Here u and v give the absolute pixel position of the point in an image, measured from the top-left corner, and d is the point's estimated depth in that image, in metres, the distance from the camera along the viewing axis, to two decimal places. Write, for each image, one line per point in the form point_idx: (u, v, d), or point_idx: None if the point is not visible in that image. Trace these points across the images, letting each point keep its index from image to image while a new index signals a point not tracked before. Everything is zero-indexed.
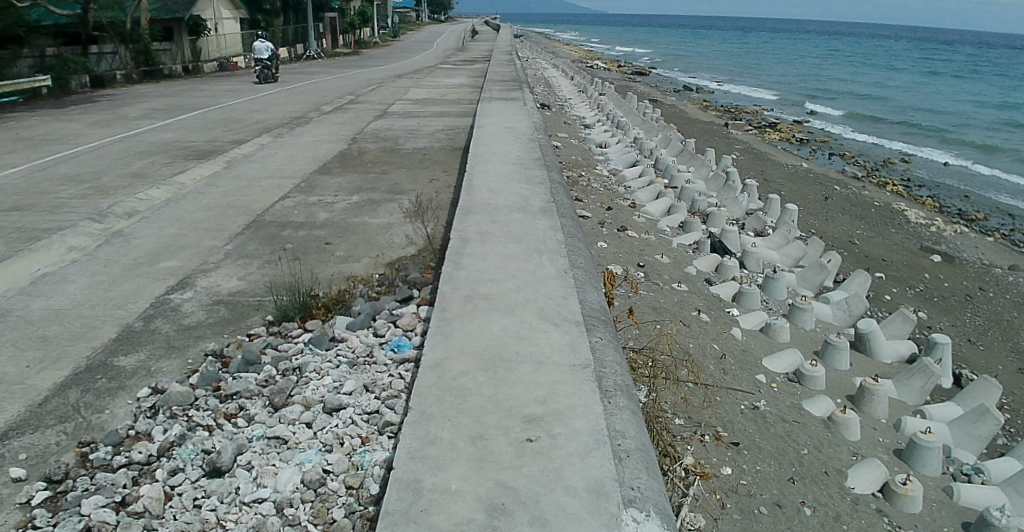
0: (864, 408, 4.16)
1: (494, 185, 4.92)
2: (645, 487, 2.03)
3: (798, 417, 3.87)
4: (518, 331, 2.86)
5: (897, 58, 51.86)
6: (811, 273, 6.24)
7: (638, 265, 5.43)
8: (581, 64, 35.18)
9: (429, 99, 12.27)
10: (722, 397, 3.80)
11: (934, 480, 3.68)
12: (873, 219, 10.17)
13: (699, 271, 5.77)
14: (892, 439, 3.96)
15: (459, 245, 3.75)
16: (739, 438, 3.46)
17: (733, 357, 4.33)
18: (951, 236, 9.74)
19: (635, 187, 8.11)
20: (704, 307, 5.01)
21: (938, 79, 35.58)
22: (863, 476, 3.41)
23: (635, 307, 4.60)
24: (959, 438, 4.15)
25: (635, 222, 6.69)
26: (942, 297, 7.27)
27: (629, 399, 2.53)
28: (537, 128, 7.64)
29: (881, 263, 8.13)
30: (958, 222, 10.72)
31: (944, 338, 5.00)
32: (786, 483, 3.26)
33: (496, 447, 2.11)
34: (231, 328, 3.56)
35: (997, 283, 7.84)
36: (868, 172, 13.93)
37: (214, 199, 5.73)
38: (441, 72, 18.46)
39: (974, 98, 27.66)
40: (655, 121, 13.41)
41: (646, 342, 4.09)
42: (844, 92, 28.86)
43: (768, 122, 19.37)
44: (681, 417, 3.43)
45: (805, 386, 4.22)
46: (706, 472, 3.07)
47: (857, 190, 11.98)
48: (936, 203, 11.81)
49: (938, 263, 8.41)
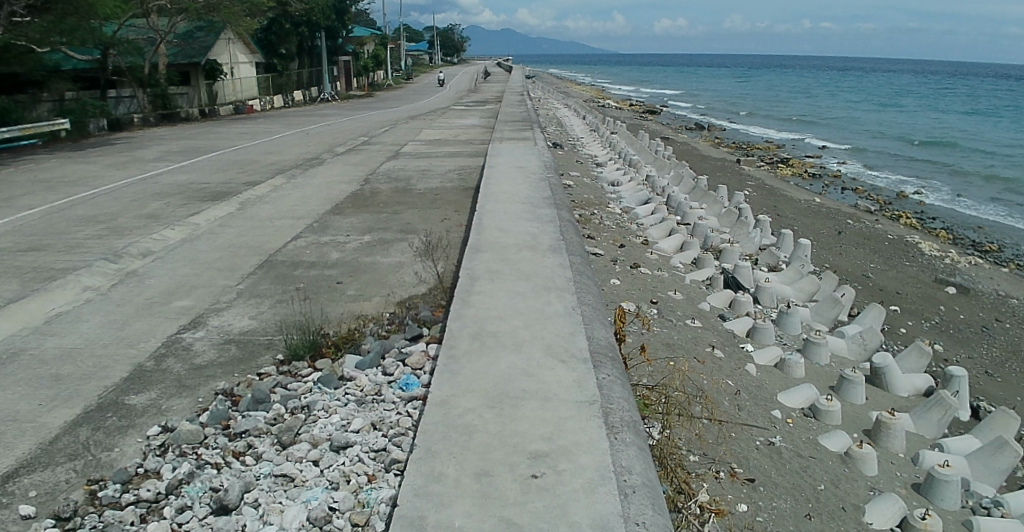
0: (881, 442, 4.05)
1: (502, 223, 4.96)
2: (651, 522, 2.01)
3: (814, 453, 3.78)
4: (526, 368, 2.86)
5: (909, 92, 52.20)
6: (825, 307, 6.14)
7: (651, 301, 5.40)
8: (591, 103, 35.76)
9: (441, 140, 12.42)
10: (737, 433, 3.73)
11: (954, 514, 3.58)
12: (887, 253, 10.07)
13: (713, 307, 5.72)
14: (909, 474, 3.86)
15: (467, 283, 3.76)
16: (755, 474, 3.40)
17: (748, 393, 4.26)
18: (965, 268, 9.62)
19: (648, 225, 8.12)
20: (719, 342, 4.96)
21: (947, 113, 35.66)
22: (881, 511, 3.35)
23: (647, 343, 4.54)
24: (978, 471, 4.04)
25: (647, 258, 6.68)
26: (958, 329, 7.13)
27: (635, 435, 2.52)
28: (547, 167, 7.70)
29: (897, 296, 8.04)
30: (972, 253, 10.61)
31: (958, 369, 4.92)
32: (802, 519, 3.20)
33: (501, 484, 2.10)
34: (241, 367, 3.58)
35: (1014, 314, 7.71)
36: (881, 205, 13.87)
37: (229, 239, 5.83)
38: (454, 113, 18.77)
39: (987, 131, 27.60)
40: (667, 159, 13.48)
41: (660, 378, 3.99)
42: (856, 127, 28.91)
43: (779, 158, 19.41)
44: (695, 453, 3.37)
45: (820, 421, 4.13)
46: (721, 508, 3.01)
47: (870, 223, 11.91)
48: (949, 234, 11.71)
49: (953, 294, 8.30)
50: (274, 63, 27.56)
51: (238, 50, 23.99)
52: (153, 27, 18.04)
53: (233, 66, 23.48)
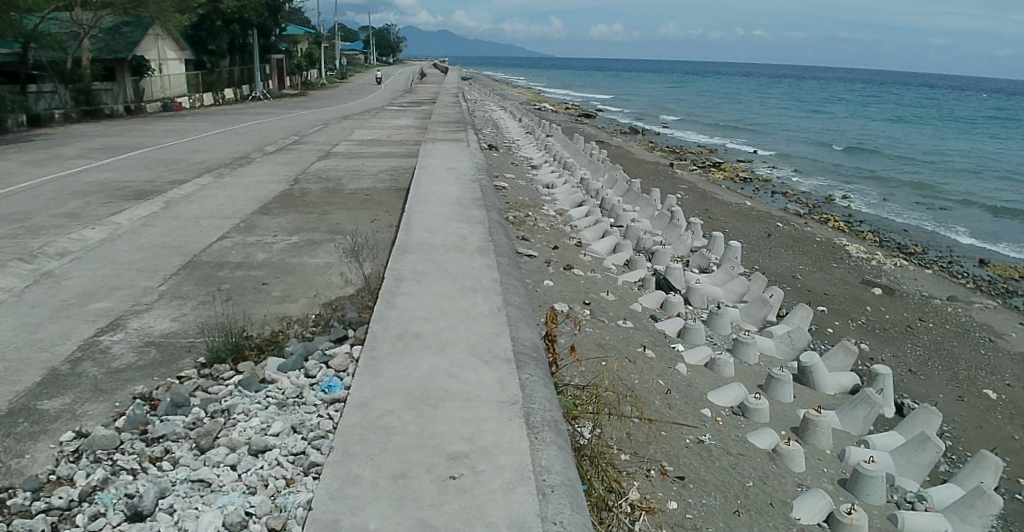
0: (808, 439, 4.16)
1: (431, 224, 4.93)
2: (569, 521, 2.02)
3: (743, 450, 3.86)
4: (448, 369, 2.85)
5: (842, 100, 54.48)
6: (754, 307, 6.28)
7: (583, 302, 5.45)
8: (528, 106, 36.13)
9: (372, 141, 12.31)
10: (667, 431, 3.78)
11: (879, 509, 3.69)
12: (815, 254, 10.38)
13: (645, 307, 5.80)
14: (836, 469, 3.97)
15: (393, 284, 3.73)
16: (685, 472, 3.45)
17: (678, 392, 4.33)
18: (892, 269, 9.98)
19: (581, 227, 8.19)
20: (650, 342, 5.03)
21: (876, 121, 37.17)
22: (808, 507, 3.43)
23: (578, 343, 4.58)
24: (903, 466, 4.17)
25: (581, 260, 6.74)
26: (884, 328, 7.39)
27: (556, 434, 2.53)
28: (479, 168, 7.72)
29: (824, 296, 8.28)
30: (897, 255, 11.02)
31: (881, 368, 5.10)
32: (731, 515, 3.25)
33: (418, 486, 2.08)
34: (161, 370, 3.49)
35: (937, 313, 8.05)
36: (810, 208, 14.33)
37: (151, 239, 5.68)
38: (388, 113, 18.67)
39: (914, 138, 28.98)
40: (601, 161, 13.67)
41: (590, 378, 4.02)
42: (792, 133, 29.90)
43: (712, 162, 19.88)
44: (626, 452, 3.40)
45: (750, 420, 4.21)
46: (652, 506, 3.03)
47: (798, 226, 12.27)
48: (875, 237, 12.15)
49: (878, 295, 8.60)
50: (204, 61, 27.06)
51: (167, 46, 23.53)
52: (77, 20, 17.46)
53: (161, 63, 23.01)
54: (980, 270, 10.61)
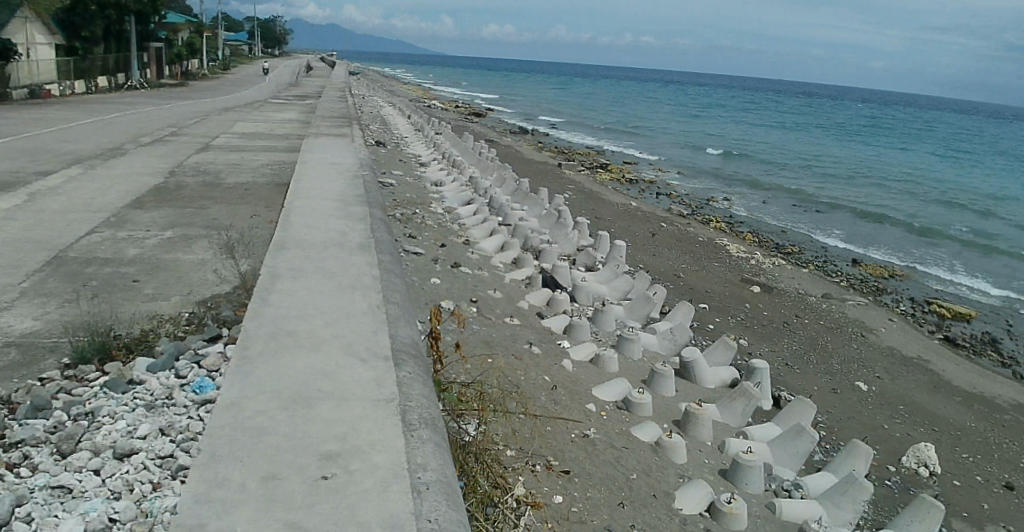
0: (690, 432, 4.38)
1: (309, 220, 4.89)
2: (442, 518, 2.09)
3: (627, 443, 4.02)
4: (324, 367, 2.85)
5: (731, 105, 57.99)
6: (638, 305, 6.53)
7: (470, 300, 5.55)
8: (419, 103, 36.13)
9: (252, 134, 11.95)
10: (552, 427, 3.90)
11: (757, 496, 3.93)
12: (696, 254, 10.87)
13: (532, 305, 5.95)
14: (716, 460, 4.19)
15: (269, 281, 3.68)
16: (570, 466, 3.57)
17: (565, 387, 4.47)
18: (770, 267, 10.60)
19: (470, 225, 8.27)
20: (537, 339, 5.16)
21: (758, 126, 39.99)
22: (690, 497, 3.61)
23: (464, 341, 4.67)
24: (780, 456, 4.45)
25: (468, 258, 6.83)
26: (763, 324, 7.94)
27: (433, 431, 2.58)
28: (361, 163, 7.71)
29: (706, 294, 8.73)
30: (776, 254, 11.74)
31: (760, 361, 5.42)
32: (616, 507, 3.38)
33: (288, 488, 2.07)
34: (21, 371, 3.32)
35: (813, 311, 8.77)
36: (692, 209, 15.02)
37: (8, 234, 5.34)
38: (270, 106, 18.20)
39: (795, 144, 31.33)
40: (488, 159, 13.85)
41: (476, 375, 4.11)
42: (686, 135, 31.66)
43: (599, 163, 20.52)
44: (513, 449, 3.48)
45: (634, 413, 4.39)
46: (538, 501, 3.13)
47: (681, 226, 12.84)
48: (754, 237, 12.89)
49: (757, 292, 9.16)
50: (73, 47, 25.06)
51: (34, 30, 21.94)
52: None
53: (29, 46, 21.55)
54: (847, 268, 11.63)
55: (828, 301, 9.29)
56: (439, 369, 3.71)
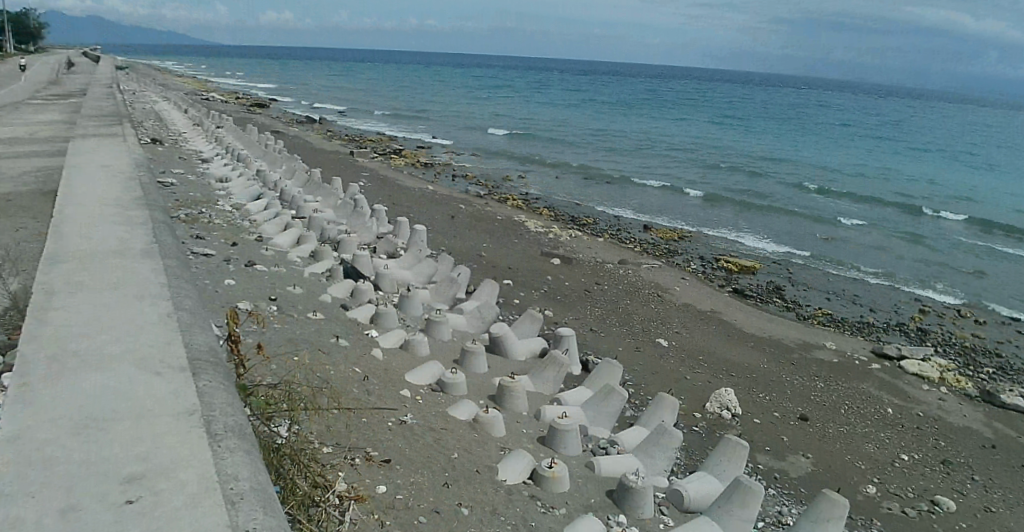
0: (505, 404, 5.22)
1: (83, 229, 4.52)
2: (262, 524, 2.06)
3: (444, 424, 4.66)
4: (116, 386, 2.66)
5: (523, 88, 65.01)
6: (444, 286, 7.77)
7: (271, 299, 6.36)
8: (201, 97, 35.16)
9: (3, 140, 10.59)
10: (368, 418, 4.42)
11: (575, 457, 4.76)
12: (499, 231, 14.50)
13: (334, 297, 6.88)
14: (535, 429, 5.04)
15: (43, 299, 3.35)
16: (389, 454, 4.07)
17: (376, 376, 5.15)
18: (568, 239, 14.60)
19: (262, 222, 9.23)
20: (343, 332, 5.97)
21: (547, 107, 46.20)
22: (512, 469, 4.24)
23: (265, 341, 5.29)
24: (595, 417, 5.41)
25: (263, 255, 7.82)
26: (568, 293, 10.97)
27: (241, 437, 2.50)
28: (141, 165, 7.21)
29: (510, 270, 11.71)
30: (574, 227, 16.22)
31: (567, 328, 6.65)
32: (441, 489, 3.90)
33: (86, 518, 1.94)
34: None
35: (611, 277, 12.16)
36: (489, 190, 19.46)
37: None
38: (24, 106, 16.42)
39: (580, 125, 37.10)
40: (276, 150, 14.21)
41: (281, 375, 4.46)
42: (485, 118, 35.97)
43: (392, 150, 24.15)
44: (331, 446, 3.91)
45: (449, 393, 5.22)
46: (363, 495, 3.56)
47: (482, 206, 16.80)
48: (550, 211, 17.33)
49: (557, 263, 12.59)
50: None
51: None
52: None
53: None
54: (646, 235, 16.31)
55: (611, 262, 13.17)
56: (242, 372, 3.67)
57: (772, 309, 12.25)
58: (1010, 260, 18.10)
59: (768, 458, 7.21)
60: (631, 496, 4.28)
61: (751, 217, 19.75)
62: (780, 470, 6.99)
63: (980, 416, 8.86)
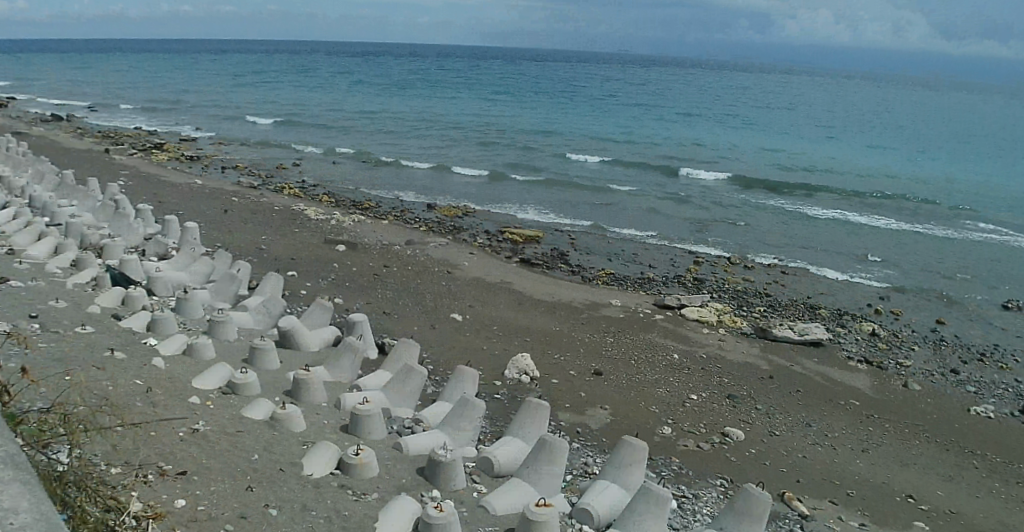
0: (302, 398, 7.56)
1: None
2: None
3: (239, 427, 6.52)
4: None
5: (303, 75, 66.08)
6: (225, 286, 9.81)
7: (32, 316, 7.67)
8: None
9: None
10: (161, 433, 6.07)
11: (379, 439, 7.00)
12: (273, 218, 18.70)
13: (108, 307, 8.43)
14: (335, 418, 7.36)
15: None
16: (187, 468, 5.64)
17: (161, 388, 6.83)
18: (350, 223, 19.34)
19: (15, 234, 10.06)
20: (121, 344, 7.57)
21: (314, 95, 50.92)
22: (324, 461, 6.03)
23: (37, 359, 6.79)
24: (395, 402, 8.03)
25: (20, 270, 8.93)
26: (350, 279, 14.77)
27: (15, 469, 2.42)
28: None
29: (295, 261, 15.24)
30: (357, 211, 21.28)
31: (359, 314, 9.86)
32: (245, 492, 5.50)
33: None
34: None
35: (390, 259, 16.62)
36: (262, 180, 24.07)
37: None
38: None
39: (342, 113, 42.03)
40: (21, 159, 14.69)
41: (64, 398, 5.73)
42: (240, 112, 40.77)
43: (155, 143, 27.84)
44: (123, 466, 5.42)
45: (241, 393, 7.16)
46: (161, 515, 4.95)
47: (256, 196, 21.01)
48: (328, 198, 22.32)
49: (341, 251, 16.71)
50: None
51: None
52: None
53: None
54: (431, 213, 22.24)
55: (419, 253, 17.57)
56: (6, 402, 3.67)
57: (562, 276, 17.60)
58: (727, 217, 24.56)
59: (569, 414, 9.84)
60: (438, 470, 6.21)
61: (537, 195, 25.93)
62: (581, 425, 9.54)
63: (731, 345, 13.36)
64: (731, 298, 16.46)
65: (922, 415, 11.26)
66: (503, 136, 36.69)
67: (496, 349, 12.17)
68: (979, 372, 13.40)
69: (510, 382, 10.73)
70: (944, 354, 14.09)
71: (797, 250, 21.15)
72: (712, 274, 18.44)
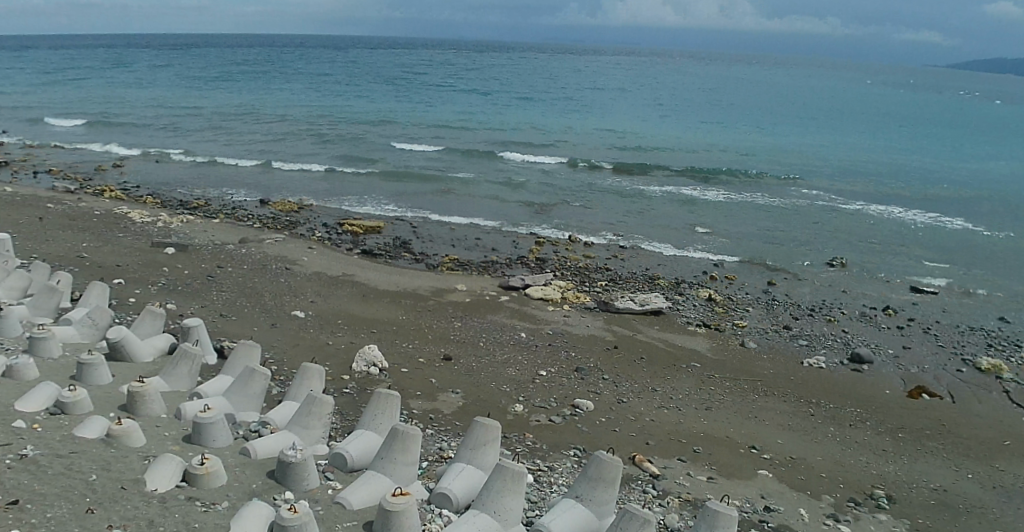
0: (143, 410, 7.34)
1: None
2: None
3: (75, 448, 6.25)
4: None
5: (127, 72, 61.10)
6: (46, 299, 9.19)
7: None
8: None
9: None
10: None
11: (226, 447, 7.00)
12: (97, 222, 17.52)
13: None
14: (178, 429, 7.22)
15: None
16: (17, 497, 5.36)
17: None
18: (182, 224, 18.27)
19: None
20: None
21: (138, 90, 47.81)
22: (168, 475, 5.94)
23: None
24: (240, 405, 8.00)
25: None
26: (188, 282, 14.04)
27: None
28: None
29: (122, 268, 14.16)
30: (188, 211, 20.04)
31: (195, 320, 9.53)
32: (86, 514, 5.32)
33: None
34: None
35: (227, 257, 15.98)
36: (80, 183, 22.19)
37: None
38: None
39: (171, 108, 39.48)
40: None
41: None
42: (49, 112, 37.12)
43: None
44: None
45: (72, 411, 6.80)
46: None
47: (73, 202, 19.23)
48: (155, 200, 20.89)
49: (171, 252, 15.76)
50: None
51: None
52: None
53: None
54: (264, 208, 21.51)
55: (255, 249, 17.00)
56: None
57: (405, 265, 17.89)
58: (566, 198, 26.22)
59: (420, 402, 10.28)
60: (291, 471, 6.37)
61: (381, 186, 26.03)
62: (433, 411, 10.00)
63: (573, 320, 14.52)
64: (574, 276, 17.70)
65: (761, 372, 12.74)
66: (344, 127, 36.15)
67: (347, 342, 12.29)
68: (809, 325, 15.42)
69: (358, 375, 10.95)
70: (776, 311, 16.16)
71: (628, 227, 23.14)
72: (554, 253, 19.70)
